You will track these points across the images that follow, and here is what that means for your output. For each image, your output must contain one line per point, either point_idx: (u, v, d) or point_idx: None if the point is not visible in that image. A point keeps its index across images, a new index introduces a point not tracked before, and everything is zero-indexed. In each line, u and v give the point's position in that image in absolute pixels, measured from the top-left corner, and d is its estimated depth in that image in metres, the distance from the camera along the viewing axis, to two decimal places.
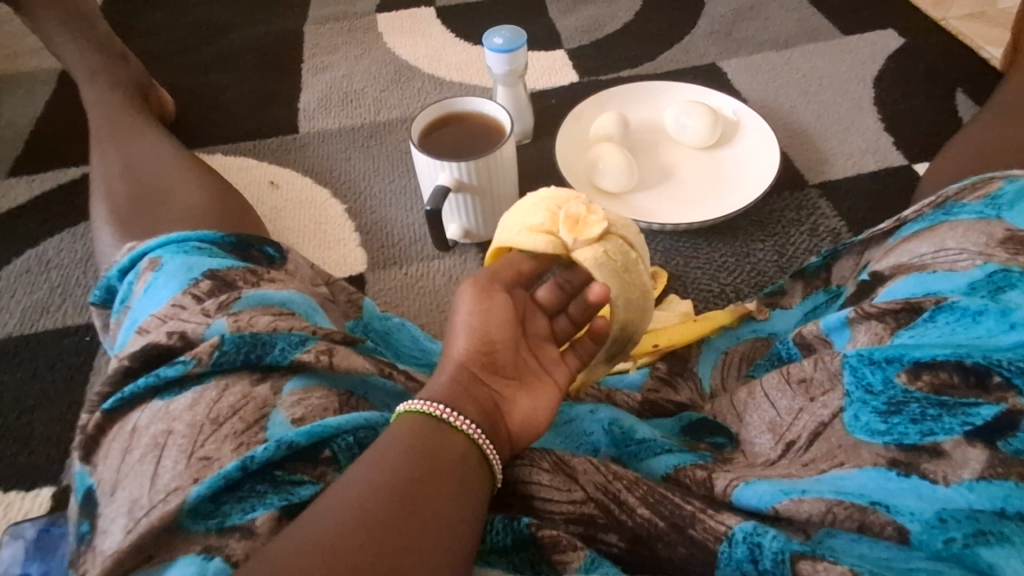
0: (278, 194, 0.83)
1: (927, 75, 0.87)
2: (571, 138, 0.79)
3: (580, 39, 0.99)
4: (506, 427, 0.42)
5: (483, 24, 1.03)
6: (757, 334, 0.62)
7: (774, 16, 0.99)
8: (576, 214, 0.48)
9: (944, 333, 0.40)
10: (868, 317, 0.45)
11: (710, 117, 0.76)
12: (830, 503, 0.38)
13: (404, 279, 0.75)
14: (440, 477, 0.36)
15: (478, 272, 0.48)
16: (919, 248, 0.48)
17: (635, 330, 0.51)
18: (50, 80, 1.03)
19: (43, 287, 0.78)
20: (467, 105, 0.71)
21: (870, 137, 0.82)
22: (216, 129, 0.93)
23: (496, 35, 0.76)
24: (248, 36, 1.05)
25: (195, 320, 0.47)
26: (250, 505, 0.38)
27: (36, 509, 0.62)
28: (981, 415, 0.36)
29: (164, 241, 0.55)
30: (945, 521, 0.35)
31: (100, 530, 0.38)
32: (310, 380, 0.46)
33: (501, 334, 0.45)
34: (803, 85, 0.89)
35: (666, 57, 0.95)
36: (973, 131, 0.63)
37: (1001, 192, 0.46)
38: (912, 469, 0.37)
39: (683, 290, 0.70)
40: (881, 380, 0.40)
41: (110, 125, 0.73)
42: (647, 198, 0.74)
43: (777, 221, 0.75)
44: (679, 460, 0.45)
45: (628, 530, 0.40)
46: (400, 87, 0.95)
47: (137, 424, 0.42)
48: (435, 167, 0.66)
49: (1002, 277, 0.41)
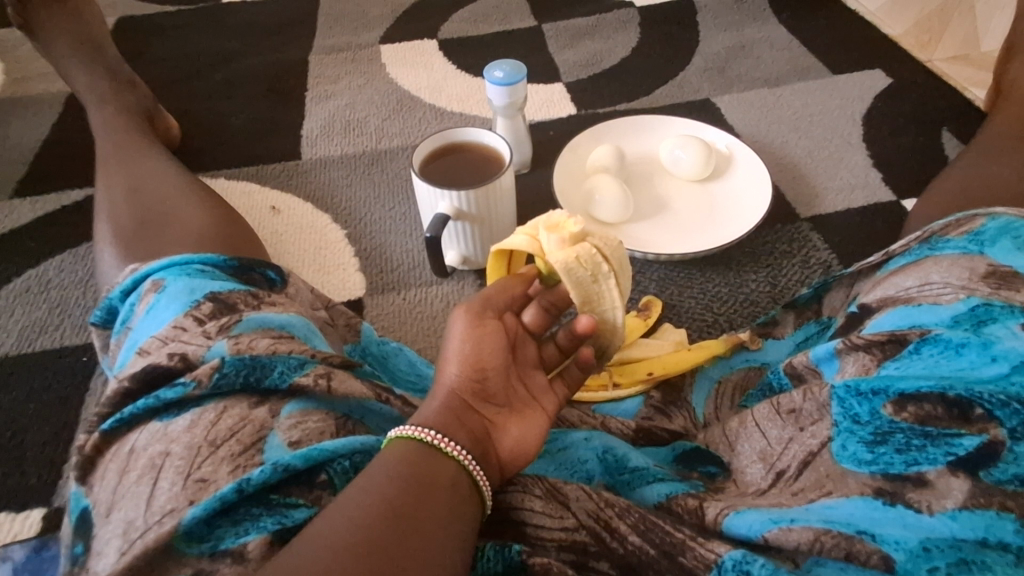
0: (279, 218, 0.85)
1: (914, 115, 0.90)
2: (569, 169, 0.81)
3: (578, 73, 1.01)
4: (497, 454, 0.43)
5: (483, 57, 1.06)
6: (749, 364, 0.63)
7: (765, 54, 1.02)
8: (557, 221, 0.50)
9: (928, 365, 0.41)
10: (856, 349, 0.46)
11: (703, 150, 0.78)
12: (818, 532, 0.38)
13: (402, 305, 0.75)
14: (432, 501, 0.37)
15: (471, 298, 0.49)
16: (904, 282, 0.49)
17: (606, 346, 0.52)
18: (58, 104, 1.05)
19: (42, 307, 0.79)
20: (467, 135, 0.72)
21: (859, 172, 0.84)
22: (219, 155, 0.94)
23: (496, 69, 0.78)
24: (254, 65, 1.08)
25: (196, 342, 0.48)
26: (243, 528, 0.38)
27: (26, 530, 0.61)
28: (963, 446, 0.37)
29: (167, 264, 0.56)
30: (930, 550, 0.36)
31: (94, 552, 0.38)
32: (307, 404, 0.46)
33: (493, 361, 0.46)
34: (794, 122, 0.91)
35: (662, 92, 0.98)
36: (960, 168, 0.65)
37: (984, 229, 0.48)
38: (897, 499, 0.38)
39: (677, 319, 0.72)
40: (868, 411, 0.41)
41: (116, 148, 0.75)
42: (642, 228, 0.75)
43: (769, 252, 0.76)
44: (671, 489, 0.46)
45: (618, 557, 0.41)
46: (401, 116, 0.98)
47: (135, 445, 0.42)
48: (435, 196, 0.67)
49: (984, 311, 0.42)
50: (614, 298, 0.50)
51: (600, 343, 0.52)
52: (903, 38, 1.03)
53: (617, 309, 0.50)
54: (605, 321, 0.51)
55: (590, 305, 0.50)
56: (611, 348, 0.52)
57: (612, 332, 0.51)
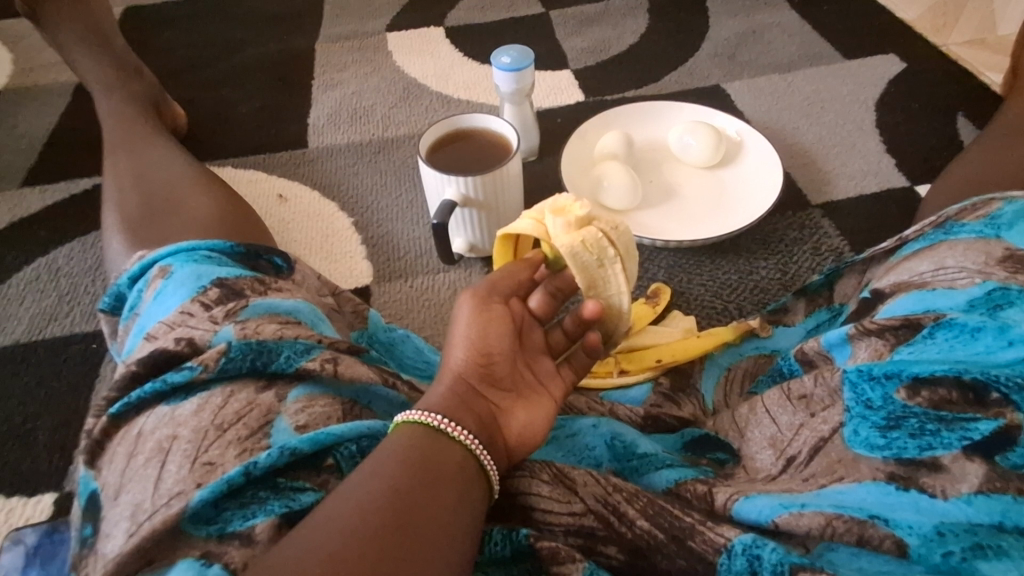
0: (286, 206, 0.84)
1: (929, 99, 0.88)
2: (576, 158, 0.80)
3: (585, 60, 1.00)
4: (504, 439, 0.43)
5: (490, 44, 1.05)
6: (759, 351, 0.62)
7: (776, 40, 1.01)
8: (563, 205, 0.50)
9: (943, 349, 0.41)
10: (868, 334, 0.45)
11: (712, 137, 0.77)
12: (829, 517, 0.38)
13: (409, 292, 0.75)
14: (439, 486, 0.37)
15: (478, 283, 0.49)
16: (919, 266, 0.49)
17: (613, 332, 0.52)
18: (66, 93, 1.05)
19: (52, 294, 0.79)
20: (474, 122, 0.72)
21: (872, 158, 0.83)
22: (226, 144, 0.94)
23: (503, 55, 0.77)
24: (261, 54, 1.07)
25: (202, 327, 0.48)
26: (250, 511, 0.38)
27: (38, 515, 0.62)
28: (980, 430, 0.37)
29: (174, 250, 0.56)
30: (944, 535, 0.35)
31: (102, 534, 0.38)
32: (313, 388, 0.46)
33: (499, 346, 0.46)
34: (805, 108, 0.90)
35: (671, 79, 0.97)
36: (976, 152, 0.64)
37: (1000, 213, 0.47)
38: (910, 483, 0.37)
39: (686, 307, 0.71)
40: (881, 396, 0.40)
41: (123, 136, 0.75)
42: (651, 215, 0.74)
43: (780, 239, 0.76)
44: (680, 474, 0.45)
45: (627, 542, 0.41)
46: (408, 104, 0.97)
47: (142, 429, 0.42)
48: (442, 182, 0.67)
49: (1001, 295, 0.42)
50: (621, 283, 0.49)
51: (606, 329, 0.52)
52: (917, 23, 1.02)
53: (623, 295, 0.49)
54: (612, 307, 0.50)
55: (596, 290, 0.49)
56: (618, 333, 0.52)
57: (618, 318, 0.51)
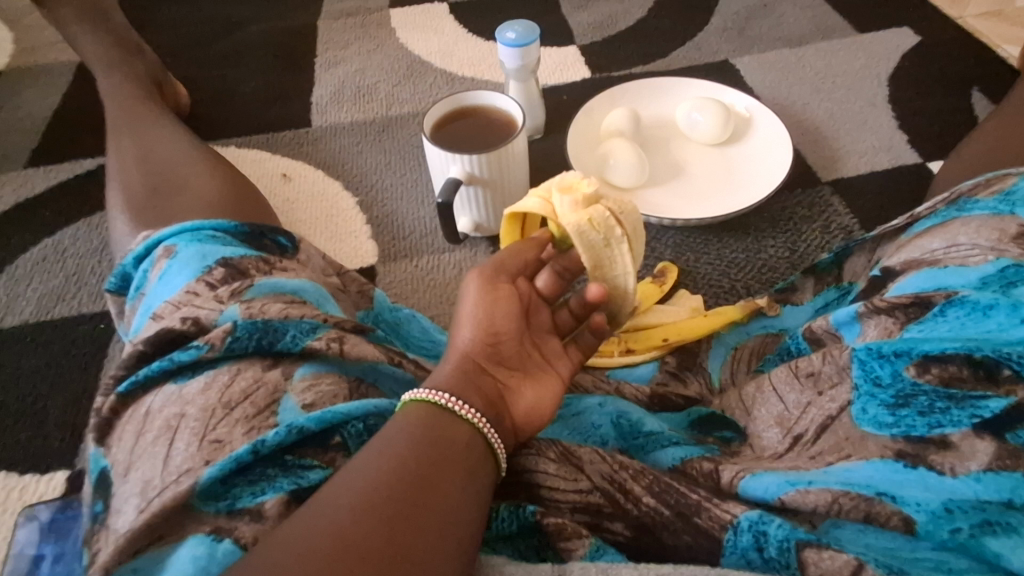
0: (291, 186, 0.84)
1: (943, 73, 0.87)
2: (583, 135, 0.79)
3: (592, 35, 0.99)
4: (511, 418, 0.43)
5: (495, 20, 1.03)
6: (767, 330, 0.62)
7: (787, 13, 0.99)
8: (571, 182, 0.49)
9: (954, 327, 0.40)
10: (878, 312, 0.45)
11: (721, 113, 0.76)
12: (836, 493, 0.38)
13: (414, 272, 0.75)
14: (447, 464, 0.37)
15: (484, 263, 0.48)
16: (930, 244, 0.48)
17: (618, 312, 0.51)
18: (68, 73, 1.04)
19: (59, 275, 0.79)
20: (479, 99, 0.71)
21: (884, 134, 0.81)
22: (229, 123, 0.93)
23: (508, 30, 0.76)
24: (263, 32, 1.06)
25: (208, 306, 0.47)
26: (259, 488, 0.39)
27: (50, 492, 0.63)
28: (990, 408, 0.36)
29: (178, 229, 0.56)
30: (952, 512, 0.35)
31: (113, 510, 0.39)
32: (320, 366, 0.46)
33: (507, 326, 0.46)
34: (816, 83, 0.89)
35: (679, 54, 0.95)
36: (990, 128, 0.63)
37: (1015, 189, 0.46)
38: (919, 461, 0.37)
39: (693, 286, 0.70)
40: (890, 374, 0.40)
41: (126, 116, 0.74)
42: (659, 193, 0.74)
43: (788, 218, 0.75)
44: (686, 452, 0.45)
45: (633, 519, 0.41)
46: (412, 82, 0.96)
47: (150, 408, 0.42)
48: (447, 160, 0.66)
49: (1014, 272, 0.41)
50: (627, 263, 0.48)
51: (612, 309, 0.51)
52: None
53: (629, 276, 0.49)
54: (618, 287, 0.50)
55: (602, 270, 0.49)
56: (623, 314, 0.51)
57: (624, 298, 0.50)
